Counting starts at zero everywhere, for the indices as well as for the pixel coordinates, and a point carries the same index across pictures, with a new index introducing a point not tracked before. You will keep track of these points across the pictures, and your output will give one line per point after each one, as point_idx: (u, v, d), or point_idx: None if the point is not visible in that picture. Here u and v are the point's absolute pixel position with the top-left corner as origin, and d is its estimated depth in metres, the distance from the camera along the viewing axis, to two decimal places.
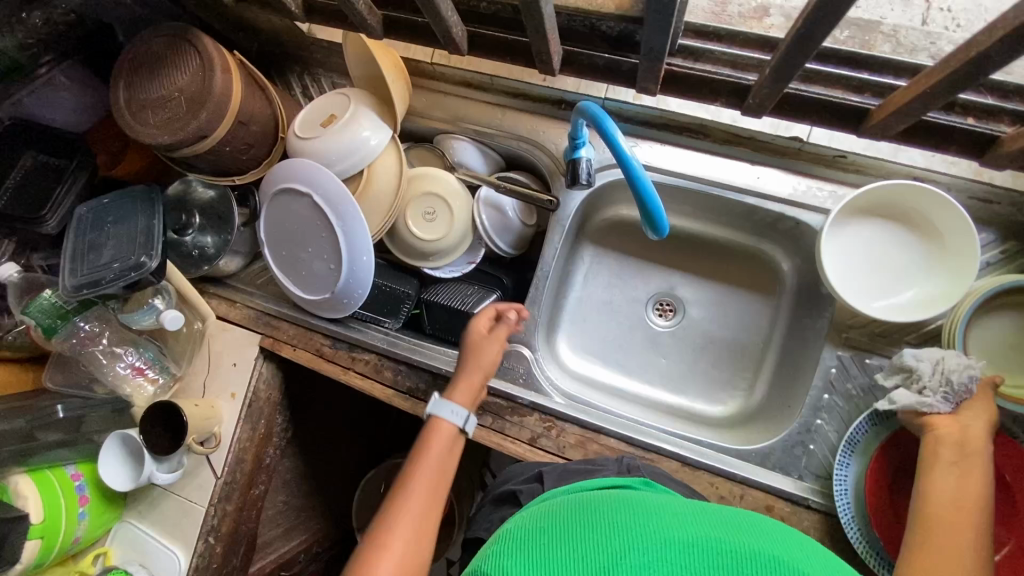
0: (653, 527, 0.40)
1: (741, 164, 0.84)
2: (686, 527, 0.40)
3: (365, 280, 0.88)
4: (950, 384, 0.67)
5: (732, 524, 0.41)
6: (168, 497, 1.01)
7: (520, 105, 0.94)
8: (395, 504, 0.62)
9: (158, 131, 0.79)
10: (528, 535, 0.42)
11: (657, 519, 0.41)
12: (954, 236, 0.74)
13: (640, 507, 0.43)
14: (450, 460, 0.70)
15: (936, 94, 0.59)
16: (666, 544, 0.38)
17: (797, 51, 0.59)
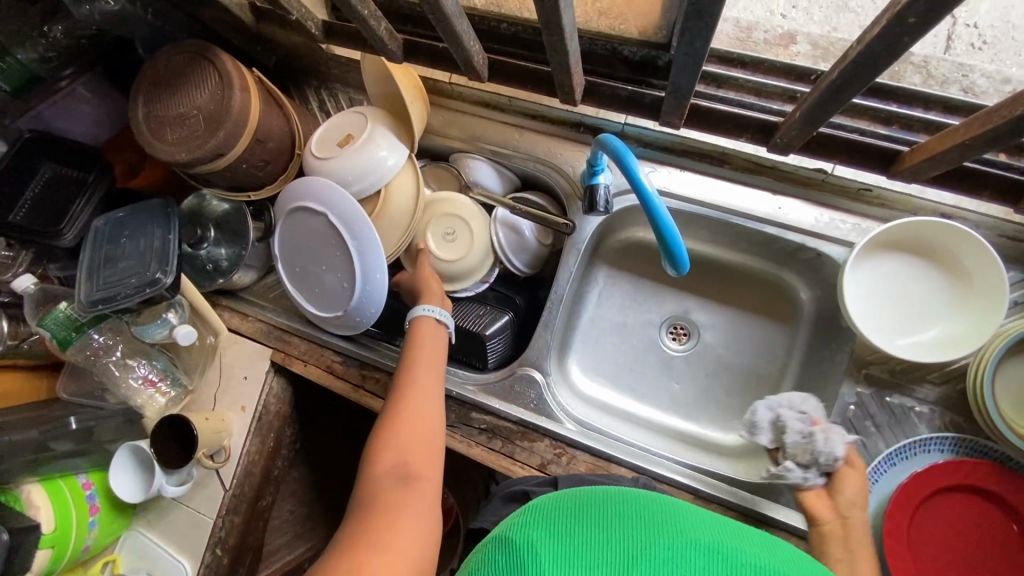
0: (666, 530, 0.45)
1: (762, 194, 0.83)
2: (696, 533, 0.45)
3: (378, 299, 0.87)
4: (817, 460, 0.70)
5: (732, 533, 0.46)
6: (176, 507, 1.01)
7: (538, 127, 0.93)
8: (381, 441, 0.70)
9: (177, 149, 0.79)
10: (553, 513, 0.48)
11: (671, 524, 0.46)
12: (983, 276, 0.72)
13: (660, 513, 0.47)
14: (435, 349, 0.82)
15: (975, 146, 0.57)
16: (674, 542, 0.44)
17: (832, 97, 0.56)
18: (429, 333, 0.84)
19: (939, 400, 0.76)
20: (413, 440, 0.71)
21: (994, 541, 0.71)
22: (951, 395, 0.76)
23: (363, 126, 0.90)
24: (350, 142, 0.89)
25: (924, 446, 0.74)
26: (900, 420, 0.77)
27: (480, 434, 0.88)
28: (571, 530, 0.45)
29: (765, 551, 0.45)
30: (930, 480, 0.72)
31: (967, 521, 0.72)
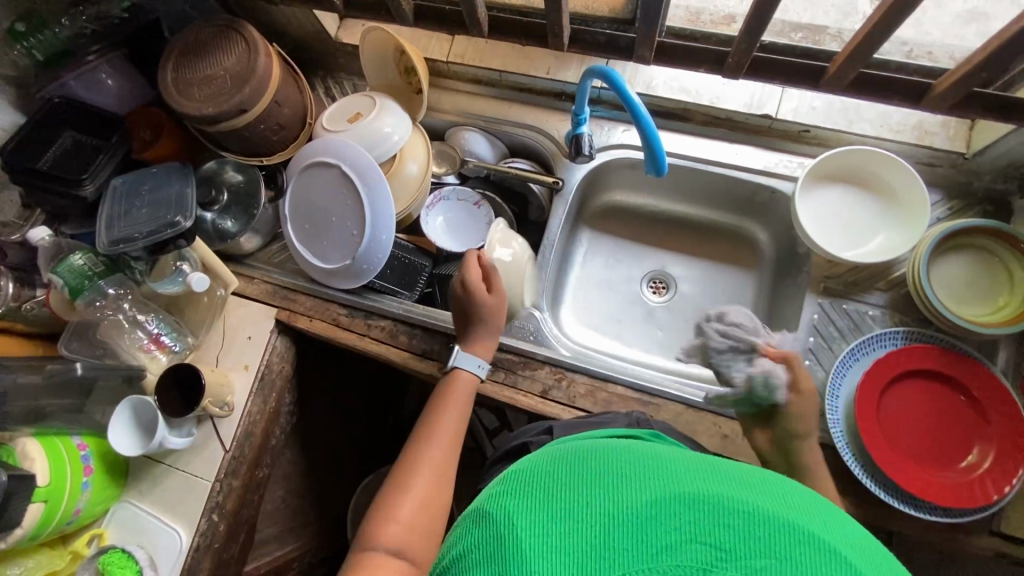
0: (665, 480, 0.38)
1: (722, 144, 0.96)
2: (700, 480, 0.38)
3: (385, 245, 0.94)
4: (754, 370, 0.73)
5: (746, 484, 0.39)
6: (171, 474, 0.99)
7: (526, 99, 1.05)
8: (400, 484, 0.71)
9: (203, 104, 0.88)
10: (537, 472, 0.42)
11: (672, 473, 0.39)
12: (909, 194, 0.86)
13: (657, 459, 0.41)
14: (467, 407, 0.83)
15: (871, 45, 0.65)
16: (677, 497, 0.37)
17: (749, 39, 0.69)
18: (462, 385, 0.85)
19: (888, 303, 0.87)
20: (430, 494, 0.71)
21: (952, 414, 0.80)
22: (898, 298, 0.87)
23: (370, 102, 0.99)
24: (358, 119, 0.98)
25: (879, 339, 0.84)
26: (858, 323, 0.87)
27: None
28: (558, 496, 0.38)
29: (784, 501, 0.37)
30: (893, 366, 0.81)
31: (927, 400, 0.81)
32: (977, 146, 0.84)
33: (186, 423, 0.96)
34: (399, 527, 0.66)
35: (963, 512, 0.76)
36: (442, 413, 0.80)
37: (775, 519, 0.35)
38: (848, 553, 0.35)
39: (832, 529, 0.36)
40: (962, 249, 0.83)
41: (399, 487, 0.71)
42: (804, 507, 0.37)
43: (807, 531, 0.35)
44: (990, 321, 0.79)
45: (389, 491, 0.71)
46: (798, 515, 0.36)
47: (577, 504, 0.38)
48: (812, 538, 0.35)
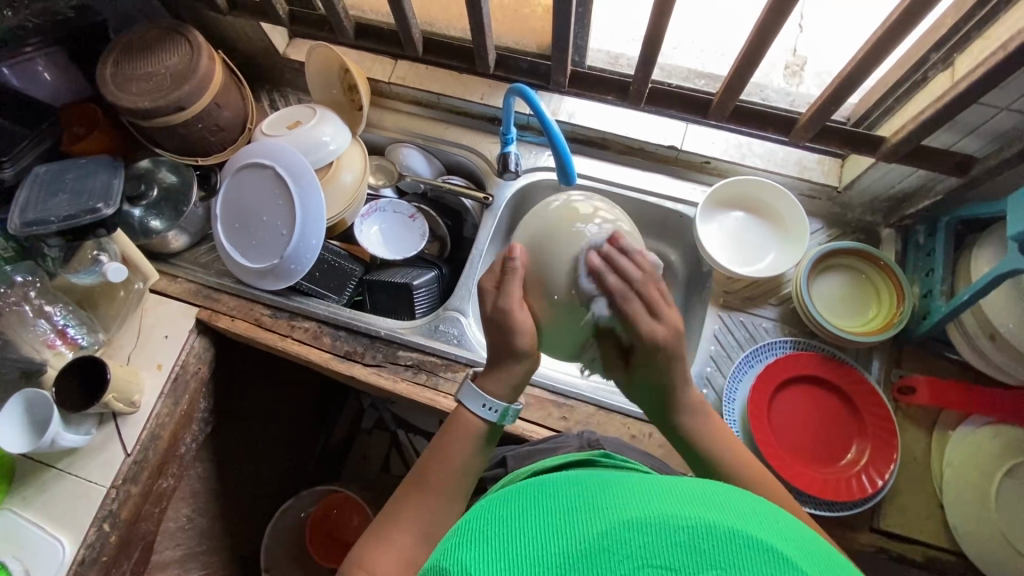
0: (609, 507, 0.36)
1: (634, 171, 1.06)
2: (654, 502, 0.36)
3: (314, 246, 0.97)
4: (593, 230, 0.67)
5: (699, 495, 0.37)
6: (61, 480, 0.92)
7: (461, 122, 1.13)
8: (389, 522, 0.61)
9: (140, 98, 0.91)
10: (487, 517, 0.38)
11: (622, 500, 0.37)
12: (793, 220, 0.97)
13: (603, 490, 0.38)
14: (465, 452, 0.64)
15: (738, 82, 0.76)
16: (637, 525, 0.34)
17: (645, 70, 0.79)
18: (462, 435, 0.65)
19: (778, 316, 0.96)
20: (416, 547, 0.59)
21: (833, 416, 0.87)
22: (787, 311, 0.96)
23: (311, 113, 1.04)
24: (297, 126, 1.02)
25: (768, 348, 0.91)
26: (752, 334, 0.95)
27: (406, 370, 0.95)
28: (511, 542, 0.35)
29: (730, 509, 0.36)
30: (780, 373, 0.88)
31: (812, 404, 0.88)
32: (846, 181, 0.96)
33: (84, 421, 0.91)
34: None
35: (844, 507, 0.81)
36: (438, 461, 0.63)
37: (714, 528, 0.34)
38: (796, 557, 0.33)
39: (775, 529, 0.34)
40: (836, 269, 0.95)
41: (383, 534, 0.60)
42: (747, 511, 0.36)
43: (749, 537, 0.33)
44: (861, 331, 0.89)
45: (372, 533, 0.61)
46: (748, 523, 0.35)
47: (528, 550, 0.35)
48: (758, 543, 0.33)
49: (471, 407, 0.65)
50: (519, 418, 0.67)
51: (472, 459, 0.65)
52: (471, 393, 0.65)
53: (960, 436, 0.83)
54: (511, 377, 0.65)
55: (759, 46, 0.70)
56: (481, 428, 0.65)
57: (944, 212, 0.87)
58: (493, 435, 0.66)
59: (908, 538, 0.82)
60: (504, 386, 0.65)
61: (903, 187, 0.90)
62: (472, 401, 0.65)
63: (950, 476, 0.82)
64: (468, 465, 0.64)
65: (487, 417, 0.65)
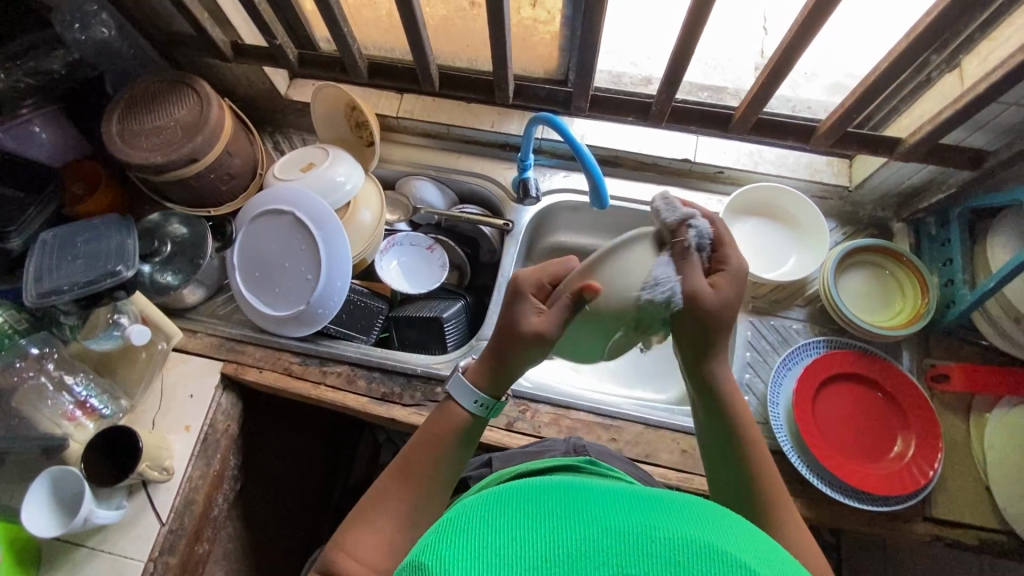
0: (594, 518, 0.37)
1: (650, 185, 1.08)
2: (633, 516, 0.37)
3: (342, 289, 0.95)
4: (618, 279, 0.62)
5: (676, 511, 0.38)
6: (94, 559, 0.87)
7: (473, 150, 1.13)
8: (372, 503, 0.59)
9: (151, 153, 0.88)
10: (468, 518, 0.38)
11: (603, 511, 0.37)
12: (810, 221, 1.00)
13: (585, 500, 0.39)
14: (450, 442, 0.61)
15: (762, 97, 0.78)
16: (613, 535, 0.35)
17: (669, 90, 0.81)
18: (452, 425, 0.62)
19: (808, 317, 0.98)
20: (401, 534, 0.57)
21: (875, 410, 0.89)
22: (815, 311, 0.98)
23: (324, 154, 1.02)
24: (311, 168, 1.01)
25: (804, 349, 0.92)
26: (785, 336, 0.97)
27: None
28: (496, 539, 0.35)
29: (717, 529, 0.37)
30: (820, 368, 0.90)
31: (852, 400, 0.90)
32: (857, 180, 1.00)
33: (115, 495, 0.87)
34: (356, 567, 0.54)
35: (899, 499, 0.83)
36: (427, 447, 0.61)
37: (702, 545, 0.35)
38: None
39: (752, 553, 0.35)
40: (857, 266, 0.98)
41: (370, 519, 0.57)
42: (736, 536, 0.37)
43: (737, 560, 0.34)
44: (891, 324, 0.92)
45: (356, 518, 0.58)
46: (724, 542, 0.36)
47: (514, 545, 0.35)
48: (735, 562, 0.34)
49: (460, 400, 0.62)
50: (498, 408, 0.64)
51: (464, 449, 0.62)
52: (460, 385, 0.62)
53: (997, 418, 0.86)
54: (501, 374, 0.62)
55: (785, 62, 0.72)
56: (467, 419, 0.62)
57: (955, 204, 0.90)
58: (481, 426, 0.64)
59: (959, 523, 0.84)
60: (490, 378, 0.62)
61: (914, 183, 0.94)
62: (463, 397, 0.62)
63: (994, 459, 0.84)
64: (450, 455, 0.61)
65: (474, 411, 0.62)
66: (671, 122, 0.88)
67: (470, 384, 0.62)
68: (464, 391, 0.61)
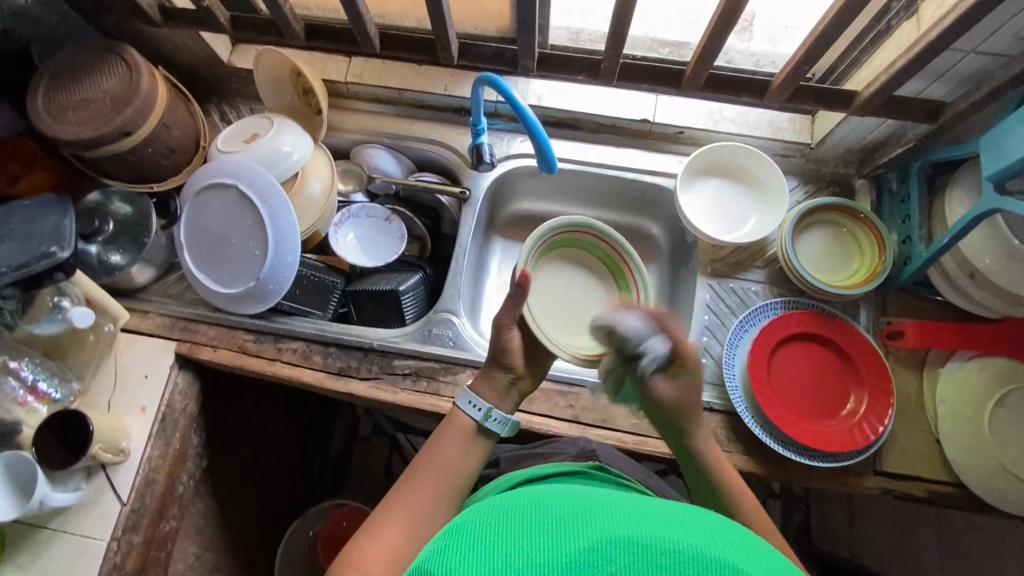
0: (608, 528, 0.43)
1: (610, 148, 1.05)
2: (645, 527, 0.43)
3: (291, 264, 0.92)
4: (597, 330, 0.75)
5: (681, 523, 0.44)
6: (56, 539, 0.88)
7: (427, 115, 1.09)
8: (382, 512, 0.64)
9: (80, 128, 0.84)
10: (500, 528, 0.45)
11: (617, 522, 0.44)
12: (770, 181, 0.98)
13: (602, 514, 0.46)
14: (457, 462, 0.69)
15: (712, 51, 0.74)
16: (624, 541, 0.42)
17: (616, 48, 0.77)
18: (456, 433, 0.71)
19: (766, 279, 0.97)
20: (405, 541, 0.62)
21: (830, 369, 0.89)
22: (774, 273, 0.97)
23: (268, 125, 0.98)
24: (255, 138, 0.97)
25: (760, 311, 0.92)
26: (743, 298, 0.96)
27: (404, 379, 0.92)
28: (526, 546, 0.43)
29: (720, 541, 0.43)
30: (775, 332, 0.89)
31: (808, 360, 0.90)
32: (819, 136, 0.97)
33: (72, 477, 0.87)
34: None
35: (848, 456, 0.84)
36: (432, 458, 0.69)
37: (708, 558, 0.40)
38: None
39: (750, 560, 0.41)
40: (817, 226, 0.96)
41: (379, 525, 0.63)
42: (735, 544, 0.43)
43: (730, 563, 0.40)
44: (848, 284, 0.91)
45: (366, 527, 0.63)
46: (727, 552, 0.42)
47: (537, 556, 0.42)
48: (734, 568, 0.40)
49: (461, 406, 0.72)
50: (506, 425, 0.73)
51: (468, 457, 0.70)
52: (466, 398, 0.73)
53: (949, 373, 0.87)
54: (499, 387, 0.75)
55: (732, 14, 0.68)
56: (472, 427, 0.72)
57: (914, 158, 0.88)
58: (485, 437, 0.73)
59: (908, 476, 0.85)
60: (493, 392, 0.74)
61: (874, 138, 0.92)
62: (465, 405, 0.73)
63: (945, 413, 0.85)
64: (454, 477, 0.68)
65: (476, 416, 0.72)
66: (624, 82, 0.85)
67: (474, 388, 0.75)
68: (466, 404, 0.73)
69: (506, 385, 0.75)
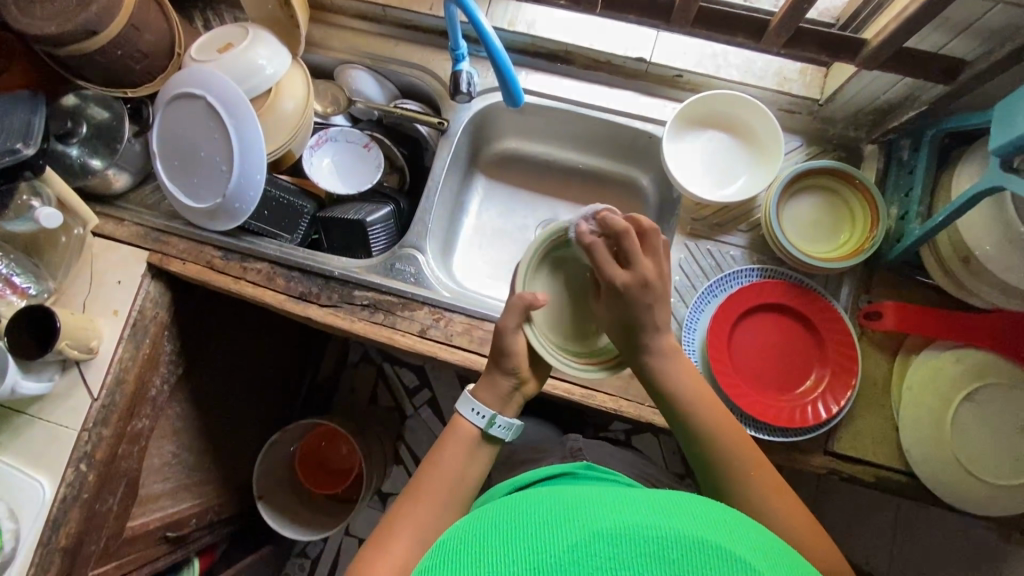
0: (584, 521, 0.44)
1: (602, 88, 0.98)
2: (622, 517, 0.44)
3: (257, 181, 0.91)
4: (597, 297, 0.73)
5: (657, 507, 0.45)
6: (34, 424, 0.94)
7: (412, 37, 1.04)
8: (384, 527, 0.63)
9: (46, 23, 0.82)
10: (484, 544, 0.45)
11: (594, 515, 0.44)
12: (768, 138, 0.91)
13: (578, 508, 0.46)
14: (458, 464, 0.69)
15: None
16: (604, 534, 0.42)
17: None
18: (459, 442, 0.70)
19: (747, 244, 0.91)
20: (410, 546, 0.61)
21: (796, 345, 0.85)
22: (756, 238, 0.91)
23: (243, 35, 0.94)
24: (229, 49, 0.93)
25: (732, 277, 0.87)
26: (719, 262, 0.91)
27: (362, 310, 0.92)
28: (515, 553, 0.43)
29: (700, 521, 0.44)
30: (743, 299, 0.85)
31: (774, 333, 0.86)
32: (829, 92, 0.88)
33: (45, 369, 0.92)
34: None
35: (797, 432, 0.81)
36: (434, 468, 0.68)
37: (691, 540, 0.42)
38: (745, 555, 0.42)
39: (731, 537, 0.43)
40: (810, 191, 0.89)
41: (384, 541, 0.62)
42: (713, 522, 0.44)
43: (711, 544, 0.42)
44: (831, 257, 0.85)
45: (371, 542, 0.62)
46: (707, 532, 0.43)
47: (531, 557, 0.42)
48: (712, 547, 0.41)
49: (464, 413, 0.71)
50: (510, 431, 0.72)
51: (471, 465, 0.69)
52: (468, 404, 0.71)
53: (924, 360, 0.82)
54: (502, 392, 0.71)
55: None
56: (473, 434, 0.71)
57: (930, 125, 0.79)
58: (490, 444, 0.71)
59: (860, 460, 0.83)
60: (494, 395, 0.71)
61: (889, 98, 0.83)
62: (467, 412, 0.70)
63: (907, 401, 0.82)
64: (458, 486, 0.68)
65: (480, 424, 0.70)
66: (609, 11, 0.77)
67: (473, 394, 0.71)
68: (473, 413, 0.70)
69: (510, 391, 0.71)
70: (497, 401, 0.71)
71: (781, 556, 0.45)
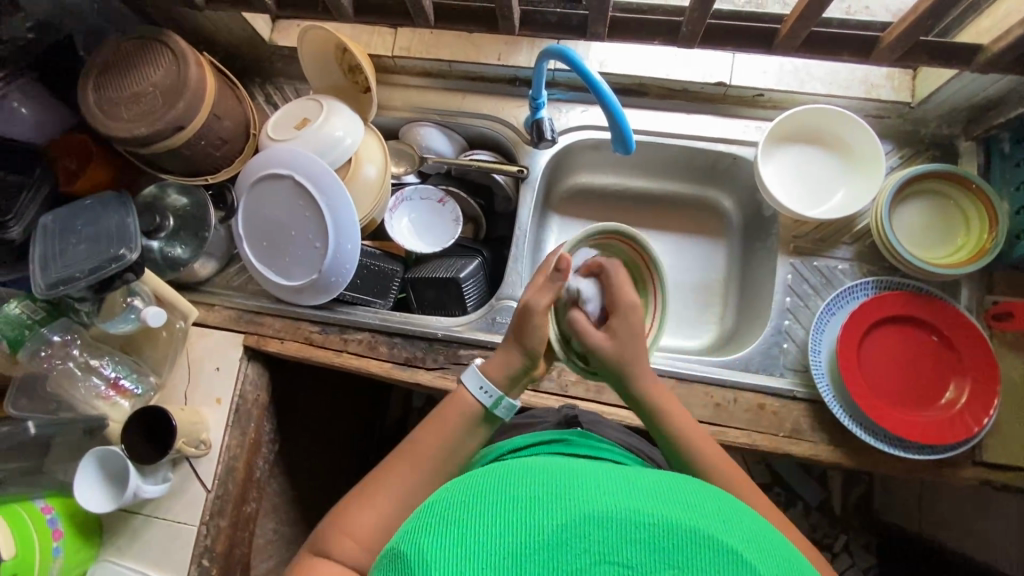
0: (572, 499, 0.35)
1: (680, 114, 0.96)
2: (617, 499, 0.35)
3: (353, 254, 0.90)
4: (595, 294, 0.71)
5: (652, 487, 0.36)
6: (151, 524, 0.93)
7: (478, 88, 1.04)
8: (372, 482, 0.62)
9: (133, 124, 0.82)
10: (451, 510, 0.36)
11: (588, 492, 0.36)
12: (863, 147, 0.89)
13: (575, 480, 0.37)
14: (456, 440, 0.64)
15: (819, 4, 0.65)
16: (588, 517, 0.34)
17: (702, 8, 0.68)
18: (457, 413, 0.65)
19: (855, 255, 0.89)
20: None
21: (926, 355, 0.83)
22: (864, 248, 0.89)
23: (318, 109, 0.94)
24: (306, 124, 0.93)
25: (851, 292, 0.85)
26: (829, 278, 0.89)
27: None
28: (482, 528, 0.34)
29: (696, 508, 0.35)
30: (865, 313, 0.83)
31: (901, 344, 0.84)
32: (921, 95, 0.87)
33: (159, 469, 0.90)
34: (349, 546, 0.57)
35: (943, 447, 0.79)
36: None
37: (688, 528, 0.33)
38: (745, 551, 0.33)
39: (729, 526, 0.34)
40: (913, 196, 0.88)
41: (370, 497, 0.60)
42: (717, 512, 0.36)
43: (706, 531, 0.33)
44: (951, 261, 0.83)
45: (354, 501, 0.60)
46: (705, 518, 0.34)
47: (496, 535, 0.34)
48: (707, 536, 0.33)
49: (469, 388, 0.66)
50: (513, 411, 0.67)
51: (466, 443, 0.64)
52: (473, 375, 0.66)
53: None
54: (514, 370, 0.66)
55: None
56: (474, 408, 0.65)
57: None
58: (489, 424, 0.66)
59: (1013, 468, 0.80)
60: (504, 374, 0.66)
61: (989, 95, 0.81)
62: (471, 381, 0.66)
63: None
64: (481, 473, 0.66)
65: (479, 396, 0.65)
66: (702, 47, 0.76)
67: (483, 372, 0.67)
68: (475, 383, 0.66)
69: (521, 372, 0.66)
70: (506, 380, 0.66)
71: (780, 547, 0.36)
